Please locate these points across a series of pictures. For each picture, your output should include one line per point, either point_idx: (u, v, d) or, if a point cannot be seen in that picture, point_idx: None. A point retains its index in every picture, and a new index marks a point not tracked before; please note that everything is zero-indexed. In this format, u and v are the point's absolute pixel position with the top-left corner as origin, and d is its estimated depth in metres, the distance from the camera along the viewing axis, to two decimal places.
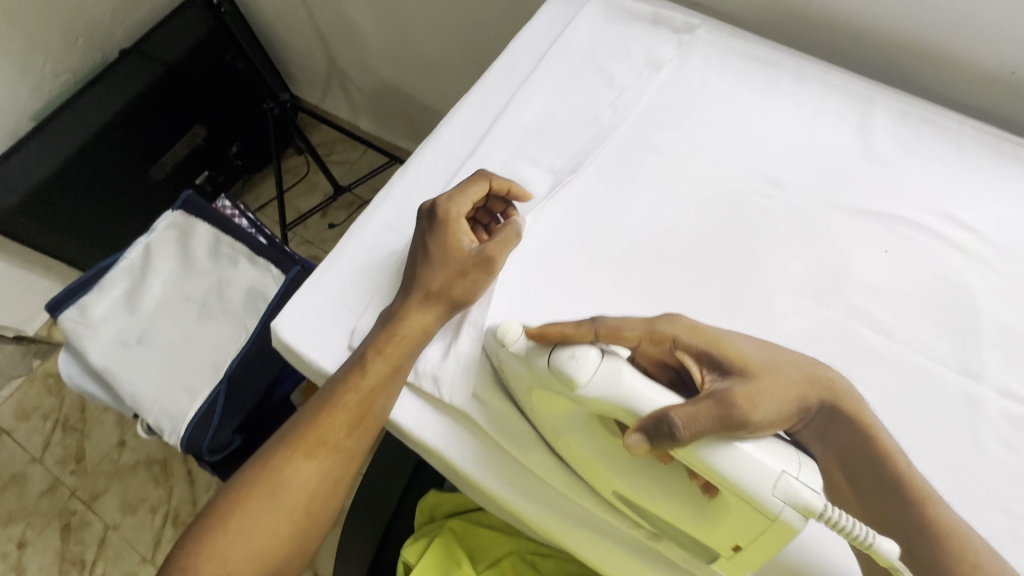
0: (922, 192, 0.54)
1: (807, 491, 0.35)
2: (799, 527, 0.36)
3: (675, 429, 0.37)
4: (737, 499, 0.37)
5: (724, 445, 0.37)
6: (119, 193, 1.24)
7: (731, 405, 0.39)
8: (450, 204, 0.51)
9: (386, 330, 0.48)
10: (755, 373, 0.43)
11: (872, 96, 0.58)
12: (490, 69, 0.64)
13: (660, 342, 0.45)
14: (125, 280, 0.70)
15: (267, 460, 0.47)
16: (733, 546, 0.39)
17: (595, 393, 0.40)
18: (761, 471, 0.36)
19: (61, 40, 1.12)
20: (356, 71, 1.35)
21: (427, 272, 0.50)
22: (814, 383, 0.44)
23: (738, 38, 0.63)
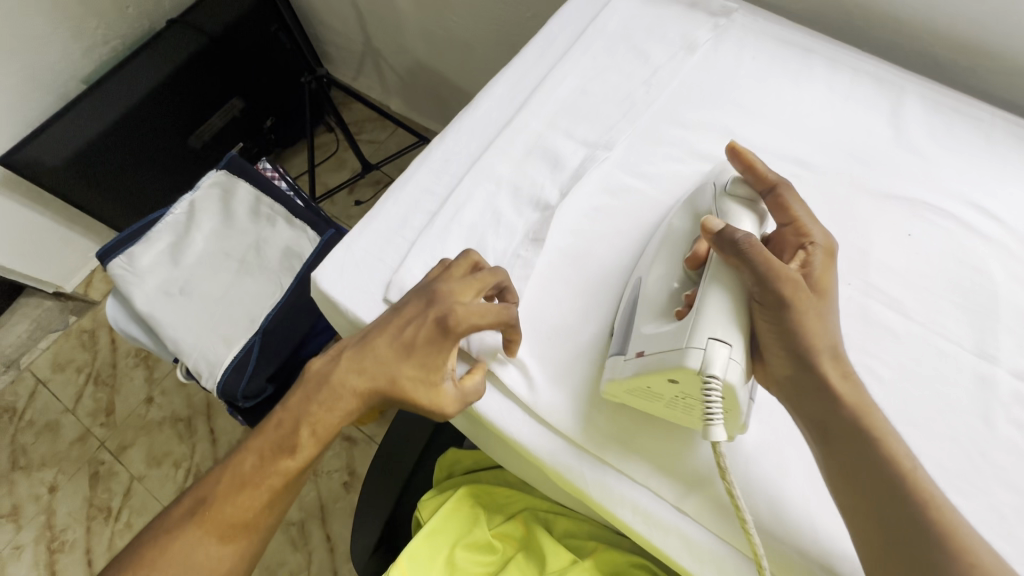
0: (949, 179, 0.54)
1: (722, 364, 0.41)
2: (687, 369, 0.41)
3: (737, 242, 0.44)
4: (691, 319, 0.43)
5: (728, 290, 0.44)
6: (159, 159, 1.29)
7: (768, 290, 0.43)
8: (457, 322, 0.46)
9: (325, 409, 0.47)
10: (809, 307, 0.43)
11: (905, 84, 0.59)
12: (529, 44, 0.66)
13: (801, 234, 0.47)
14: (169, 233, 0.73)
15: (173, 536, 0.45)
16: (638, 353, 0.45)
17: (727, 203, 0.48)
18: (723, 323, 0.42)
19: (112, 7, 1.16)
20: (390, 51, 1.38)
21: (394, 370, 0.47)
22: (838, 364, 0.44)
23: (774, 23, 0.64)
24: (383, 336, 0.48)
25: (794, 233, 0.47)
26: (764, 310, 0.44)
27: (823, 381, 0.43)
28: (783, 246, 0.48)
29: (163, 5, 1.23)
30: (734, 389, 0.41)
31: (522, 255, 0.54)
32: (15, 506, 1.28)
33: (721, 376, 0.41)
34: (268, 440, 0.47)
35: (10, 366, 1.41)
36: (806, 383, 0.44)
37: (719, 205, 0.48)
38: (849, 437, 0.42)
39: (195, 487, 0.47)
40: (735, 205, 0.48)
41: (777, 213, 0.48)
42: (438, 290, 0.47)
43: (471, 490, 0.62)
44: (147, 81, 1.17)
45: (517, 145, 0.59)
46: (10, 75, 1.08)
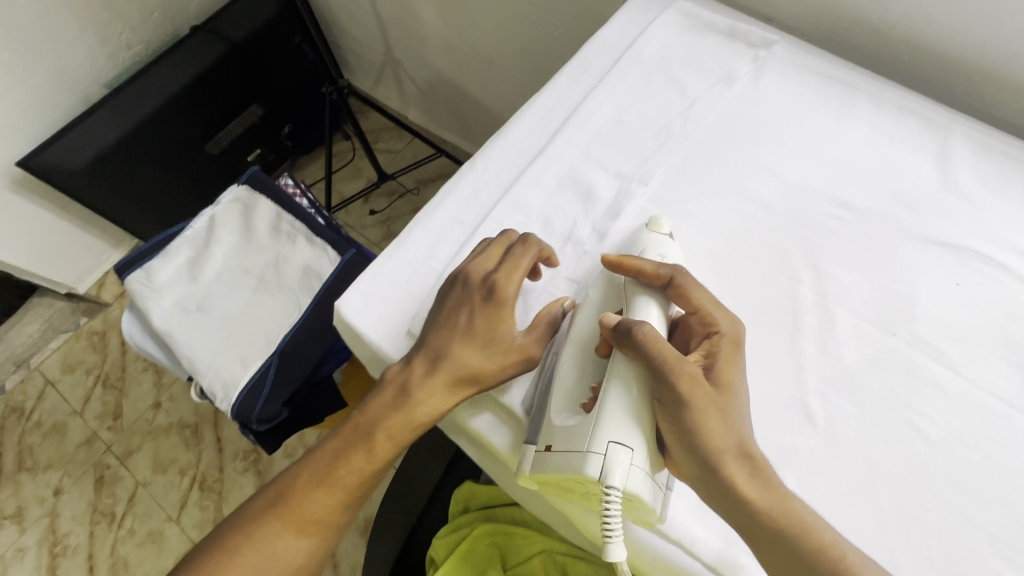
0: (998, 228, 0.53)
1: (622, 471, 0.39)
2: (586, 475, 0.40)
3: (637, 340, 0.42)
4: (591, 418, 0.41)
5: (628, 385, 0.42)
6: (176, 164, 1.28)
7: (670, 391, 0.41)
8: (505, 282, 0.49)
9: (399, 407, 0.48)
10: (709, 404, 0.42)
11: (953, 125, 0.57)
12: (563, 70, 0.64)
13: (706, 324, 0.45)
14: (189, 248, 0.72)
15: (253, 527, 0.48)
16: (546, 447, 0.44)
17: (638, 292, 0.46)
18: (624, 427, 0.41)
19: (137, 13, 1.16)
20: (412, 63, 1.37)
21: (466, 361, 0.47)
22: (745, 458, 0.42)
23: (816, 57, 0.62)
24: (445, 330, 0.49)
25: (699, 321, 0.45)
26: (666, 412, 0.42)
27: (730, 482, 0.41)
28: (691, 337, 0.46)
29: (187, 11, 1.22)
30: (634, 496, 0.40)
31: (553, 291, 0.53)
32: (19, 508, 1.27)
33: (621, 486, 0.39)
34: (346, 439, 0.49)
35: (20, 365, 1.41)
36: (715, 484, 0.41)
37: (625, 290, 0.46)
38: (764, 532, 0.41)
39: (273, 481, 0.49)
40: (644, 288, 0.46)
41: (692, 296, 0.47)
42: (465, 270, 0.50)
43: (483, 534, 0.60)
44: (168, 88, 1.17)
45: (549, 176, 0.57)
46: (34, 78, 1.08)
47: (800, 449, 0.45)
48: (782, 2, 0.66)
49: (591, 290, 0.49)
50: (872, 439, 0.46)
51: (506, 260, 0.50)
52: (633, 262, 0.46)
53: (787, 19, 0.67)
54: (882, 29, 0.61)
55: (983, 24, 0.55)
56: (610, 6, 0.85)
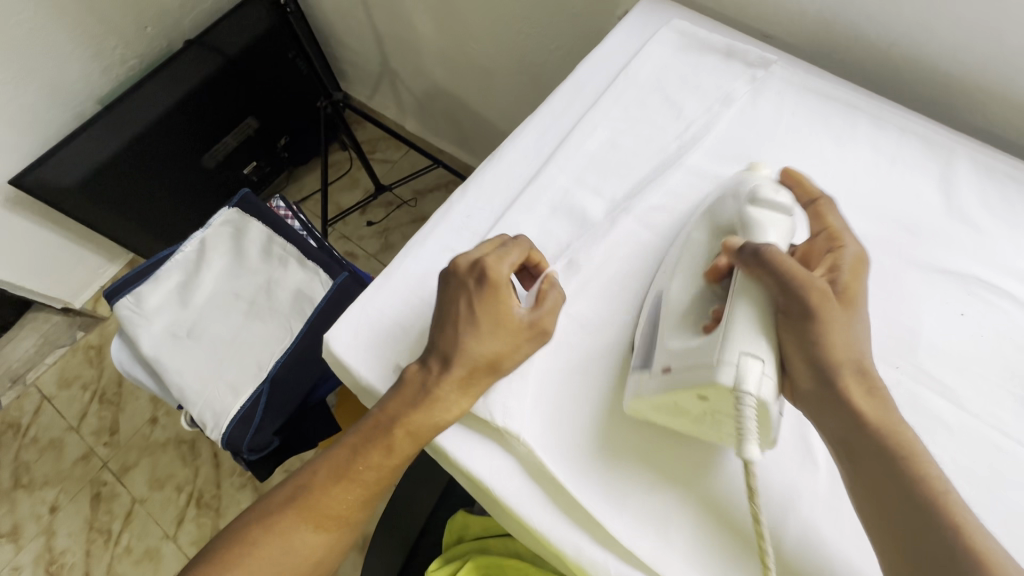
0: (1003, 254, 0.51)
1: (755, 379, 0.39)
2: (718, 384, 0.39)
3: (761, 253, 0.42)
4: (717, 334, 0.41)
5: (752, 301, 0.42)
6: (171, 178, 1.27)
7: (795, 303, 0.41)
8: (499, 268, 0.48)
9: (418, 406, 0.46)
10: (834, 315, 0.41)
11: (957, 147, 0.56)
12: (557, 91, 0.63)
13: (833, 242, 0.46)
14: (179, 272, 0.71)
15: (272, 520, 0.46)
16: (664, 368, 0.43)
17: (755, 215, 0.45)
18: (750, 336, 0.40)
19: (131, 28, 1.15)
20: (409, 74, 1.36)
21: (479, 352, 0.47)
22: (863, 374, 0.42)
23: (815, 76, 0.61)
24: (453, 321, 0.47)
25: (826, 239, 0.47)
26: (790, 321, 0.41)
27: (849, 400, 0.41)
28: (812, 257, 0.47)
29: (182, 25, 1.21)
30: (767, 406, 0.39)
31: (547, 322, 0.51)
32: (15, 526, 1.26)
33: (755, 393, 0.39)
34: (365, 437, 0.47)
35: (16, 381, 1.40)
36: (831, 398, 0.41)
37: (741, 215, 0.46)
38: (874, 455, 0.40)
39: (294, 475, 0.48)
40: (764, 211, 0.45)
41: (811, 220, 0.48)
42: (452, 262, 0.49)
43: (475, 568, 0.59)
44: (162, 102, 1.16)
45: (542, 203, 0.56)
46: (27, 95, 1.07)
47: (800, 487, 0.44)
48: (780, 19, 0.65)
49: (697, 228, 0.49)
50: None
51: (500, 246, 0.50)
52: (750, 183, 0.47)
53: (785, 37, 0.66)
54: (882, 48, 0.60)
55: (987, 45, 0.54)
56: (605, 21, 0.84)
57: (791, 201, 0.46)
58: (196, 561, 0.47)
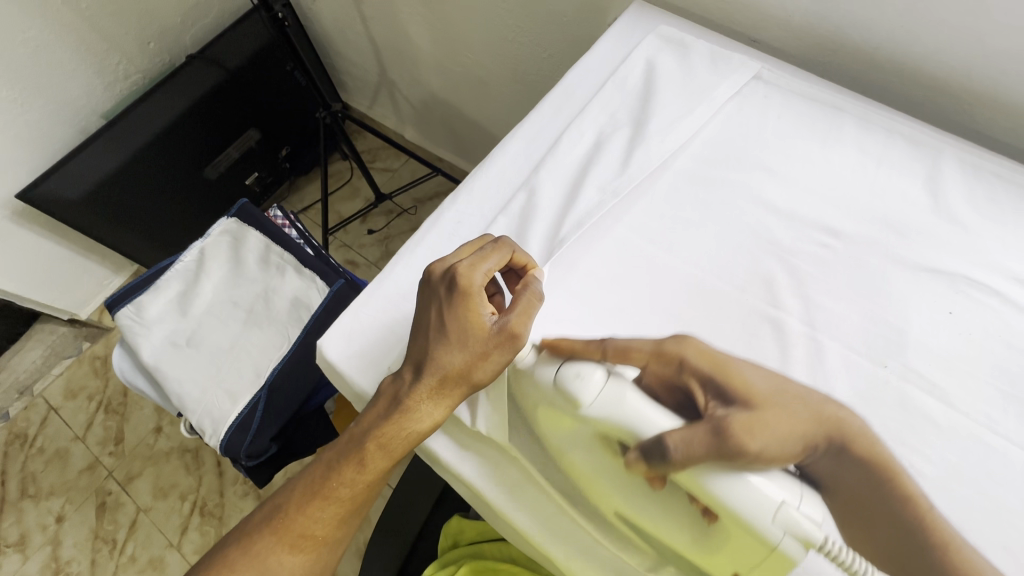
0: (992, 252, 0.51)
1: (811, 525, 0.41)
2: (796, 559, 0.41)
3: (668, 453, 0.43)
4: (739, 531, 0.42)
5: (718, 475, 0.42)
6: (174, 190, 1.29)
7: (728, 447, 0.42)
8: (471, 274, 0.48)
9: (389, 420, 0.48)
10: (749, 417, 0.43)
11: (943, 147, 0.56)
12: (546, 98, 0.64)
13: (668, 361, 0.47)
14: (178, 282, 0.72)
15: (253, 542, 0.49)
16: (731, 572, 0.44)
17: (598, 414, 0.44)
18: (764, 503, 0.41)
19: (134, 43, 1.17)
20: (406, 83, 1.37)
21: (447, 362, 0.47)
22: (821, 421, 0.44)
23: (801, 79, 0.62)
24: (425, 333, 0.49)
25: (661, 365, 0.47)
26: (748, 458, 0.42)
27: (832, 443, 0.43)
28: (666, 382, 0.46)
29: (183, 40, 1.24)
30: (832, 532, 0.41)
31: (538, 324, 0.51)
32: (22, 536, 1.27)
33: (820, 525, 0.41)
34: (339, 452, 0.49)
35: (23, 393, 1.42)
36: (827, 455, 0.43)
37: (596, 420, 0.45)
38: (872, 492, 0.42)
39: (274, 493, 0.51)
40: (601, 405, 0.44)
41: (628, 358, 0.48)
42: (430, 267, 0.50)
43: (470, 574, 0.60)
44: (166, 115, 1.18)
45: (530, 208, 0.57)
46: (32, 111, 1.09)
47: None
48: (765, 23, 0.66)
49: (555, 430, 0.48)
50: None
51: (475, 253, 0.49)
52: (567, 342, 0.48)
53: (772, 41, 0.67)
54: (869, 49, 0.60)
55: (971, 43, 0.54)
56: (594, 28, 0.85)
57: (597, 372, 0.45)
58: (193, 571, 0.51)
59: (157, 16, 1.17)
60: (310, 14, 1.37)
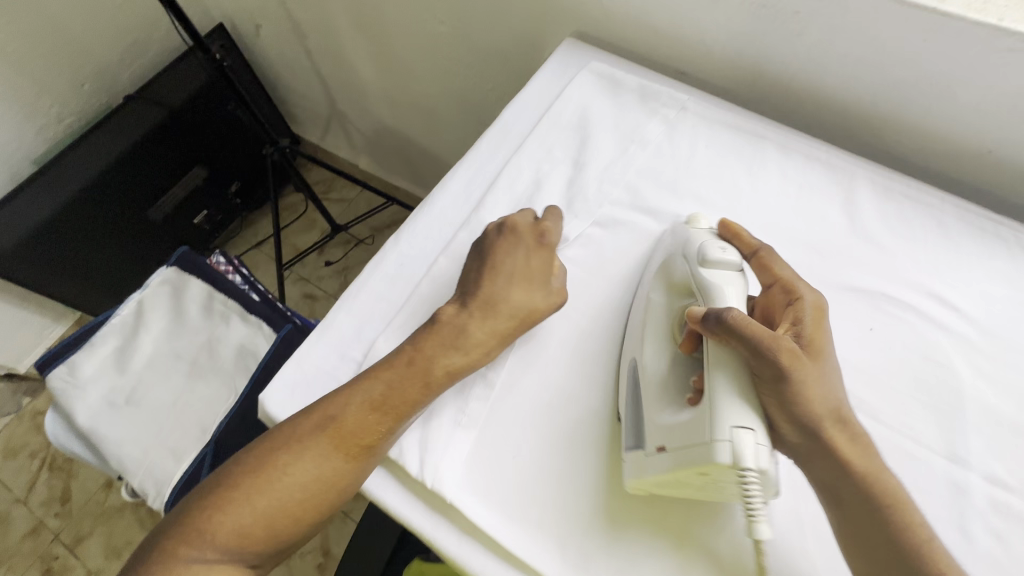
0: (906, 268, 0.55)
1: (752, 453, 0.39)
2: (720, 463, 0.39)
3: (725, 318, 0.42)
4: (705, 407, 0.41)
5: (730, 373, 0.42)
6: (116, 232, 1.24)
7: (768, 364, 0.42)
8: (551, 231, 0.55)
9: (451, 343, 0.50)
10: (809, 371, 0.43)
11: (856, 170, 0.60)
12: (484, 135, 0.65)
13: (790, 293, 0.48)
14: (115, 337, 0.69)
15: (301, 444, 0.44)
16: (659, 447, 0.43)
17: (711, 271, 0.47)
18: (737, 411, 0.40)
19: (67, 85, 1.12)
20: (356, 115, 1.37)
21: (516, 296, 0.52)
22: (837, 418, 0.43)
23: (725, 110, 0.65)
24: (500, 273, 0.52)
25: (781, 291, 0.48)
26: (766, 386, 0.42)
27: (830, 445, 0.43)
28: (773, 308, 0.48)
29: (121, 79, 1.21)
30: (767, 472, 0.40)
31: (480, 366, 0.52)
32: None
33: (755, 466, 0.40)
34: (399, 372, 0.48)
35: None
36: (819, 451, 0.43)
37: (695, 276, 0.48)
38: (861, 505, 0.42)
39: (323, 401, 0.46)
40: (716, 271, 0.47)
41: (759, 273, 0.50)
42: (511, 220, 0.54)
43: None
44: (104, 158, 1.14)
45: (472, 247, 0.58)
46: None
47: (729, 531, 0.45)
48: (690, 57, 0.69)
49: (654, 289, 0.52)
50: (802, 496, 0.47)
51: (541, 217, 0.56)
52: (741, 228, 0.52)
53: (696, 72, 0.70)
54: (786, 79, 0.64)
55: (873, 73, 0.58)
56: (533, 61, 0.87)
57: (739, 258, 0.48)
58: (222, 468, 0.45)
59: (91, 55, 1.13)
60: (254, 48, 1.35)
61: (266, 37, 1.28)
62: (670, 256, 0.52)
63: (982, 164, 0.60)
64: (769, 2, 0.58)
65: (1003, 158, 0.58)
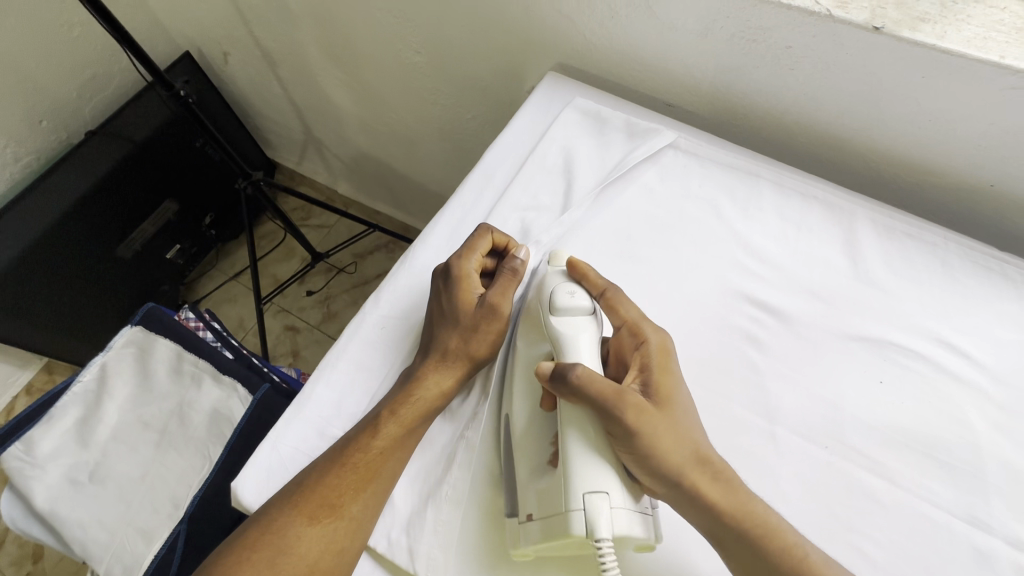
0: (913, 313, 0.52)
1: (606, 520, 0.38)
2: (575, 535, 0.39)
3: (571, 377, 0.41)
4: (561, 475, 0.41)
5: (582, 428, 0.41)
6: (82, 274, 1.17)
7: (617, 420, 0.40)
8: (460, 261, 0.51)
9: (401, 393, 0.47)
10: (657, 423, 0.41)
11: (857, 209, 0.57)
12: (465, 181, 0.62)
13: (637, 335, 0.46)
14: (77, 407, 0.62)
15: (268, 524, 0.42)
16: (528, 516, 0.42)
17: (556, 324, 0.46)
18: (586, 477, 0.40)
19: (23, 123, 1.05)
20: (332, 141, 1.32)
21: (442, 339, 0.49)
22: (700, 468, 0.41)
23: (716, 145, 0.62)
24: (429, 320, 0.51)
25: (628, 335, 0.47)
26: (615, 441, 0.41)
27: (694, 494, 0.41)
28: (624, 351, 0.47)
29: (82, 114, 1.15)
30: (626, 536, 0.39)
31: (469, 438, 0.48)
32: None
33: (611, 534, 0.39)
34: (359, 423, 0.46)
35: None
36: (686, 498, 0.41)
37: (547, 324, 0.47)
38: (740, 550, 0.40)
39: (293, 476, 0.45)
40: (566, 318, 0.46)
41: (609, 315, 0.48)
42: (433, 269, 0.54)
43: None
44: (67, 197, 1.07)
45: None
46: None
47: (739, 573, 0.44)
48: (677, 91, 0.66)
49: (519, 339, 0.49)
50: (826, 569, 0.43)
51: (464, 245, 0.53)
52: (587, 268, 0.49)
53: (684, 105, 0.67)
54: (778, 113, 0.62)
55: (871, 108, 0.56)
56: (513, 92, 0.84)
57: (588, 302, 0.47)
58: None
59: (48, 91, 1.07)
60: (224, 76, 1.30)
61: (235, 64, 1.23)
62: (531, 303, 0.49)
63: (987, 199, 0.58)
64: (758, 36, 0.55)
65: (1005, 193, 0.56)
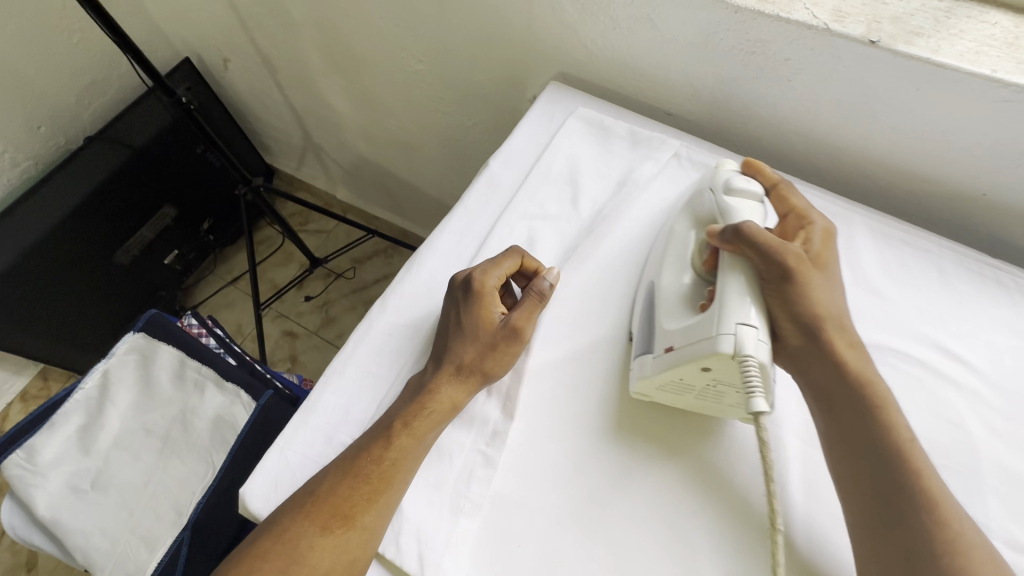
0: (909, 320, 0.54)
1: (756, 347, 0.42)
2: (722, 352, 0.42)
3: (745, 229, 0.45)
4: (713, 310, 0.44)
5: (741, 276, 0.45)
6: (80, 279, 1.16)
7: (781, 269, 0.45)
8: (484, 276, 0.51)
9: (413, 404, 0.48)
10: (813, 278, 0.46)
11: (854, 217, 0.59)
12: (471, 189, 0.62)
13: (803, 219, 0.51)
14: (79, 414, 0.61)
15: (280, 532, 0.42)
16: (669, 347, 0.46)
17: (726, 202, 0.49)
18: (740, 309, 0.43)
19: (22, 129, 1.05)
20: (332, 147, 1.33)
21: (459, 353, 0.50)
22: (840, 326, 0.47)
23: (715, 154, 0.64)
24: (444, 329, 0.52)
25: (796, 219, 0.51)
26: (770, 288, 0.46)
27: (830, 348, 0.46)
28: (787, 233, 0.52)
29: (81, 119, 1.15)
30: (766, 365, 0.42)
31: (477, 444, 0.49)
32: None
33: (755, 357, 0.42)
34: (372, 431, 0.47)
35: None
36: (814, 351, 0.46)
37: (718, 204, 0.50)
38: (849, 403, 0.45)
39: (305, 482, 0.45)
40: (738, 199, 0.49)
41: (777, 204, 0.53)
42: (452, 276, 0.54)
43: None
44: (65, 202, 1.07)
45: None
46: None
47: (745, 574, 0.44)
48: (677, 101, 0.68)
49: (678, 223, 0.54)
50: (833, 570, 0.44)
51: (489, 260, 0.53)
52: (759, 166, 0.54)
53: (684, 115, 0.69)
54: (777, 123, 0.63)
55: (867, 119, 0.57)
56: (515, 101, 0.85)
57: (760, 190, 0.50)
58: None
59: (47, 97, 1.07)
60: (224, 82, 1.30)
61: (235, 71, 1.24)
62: (698, 191, 0.53)
63: (981, 207, 0.59)
64: (758, 49, 0.57)
65: (998, 202, 0.58)
